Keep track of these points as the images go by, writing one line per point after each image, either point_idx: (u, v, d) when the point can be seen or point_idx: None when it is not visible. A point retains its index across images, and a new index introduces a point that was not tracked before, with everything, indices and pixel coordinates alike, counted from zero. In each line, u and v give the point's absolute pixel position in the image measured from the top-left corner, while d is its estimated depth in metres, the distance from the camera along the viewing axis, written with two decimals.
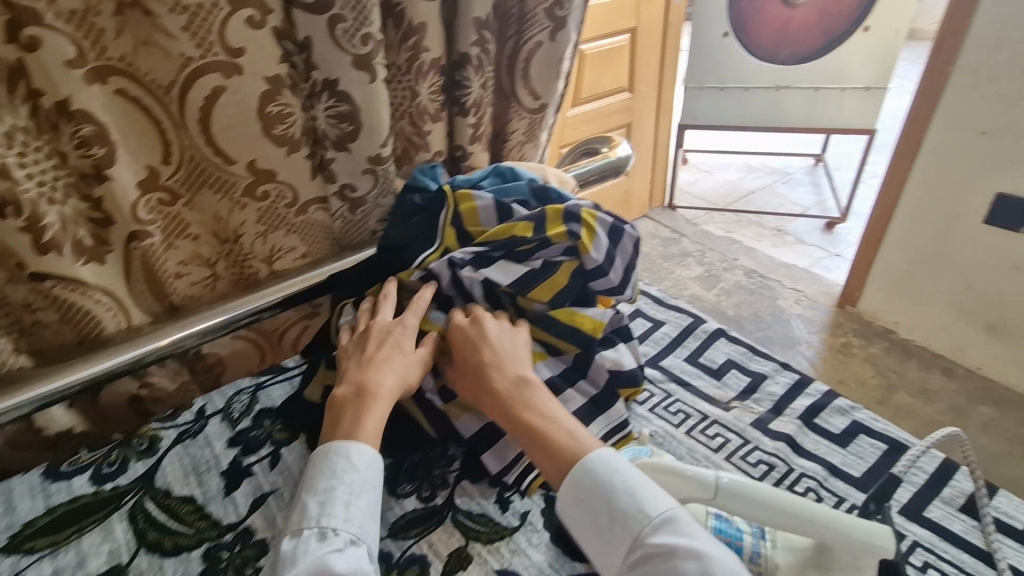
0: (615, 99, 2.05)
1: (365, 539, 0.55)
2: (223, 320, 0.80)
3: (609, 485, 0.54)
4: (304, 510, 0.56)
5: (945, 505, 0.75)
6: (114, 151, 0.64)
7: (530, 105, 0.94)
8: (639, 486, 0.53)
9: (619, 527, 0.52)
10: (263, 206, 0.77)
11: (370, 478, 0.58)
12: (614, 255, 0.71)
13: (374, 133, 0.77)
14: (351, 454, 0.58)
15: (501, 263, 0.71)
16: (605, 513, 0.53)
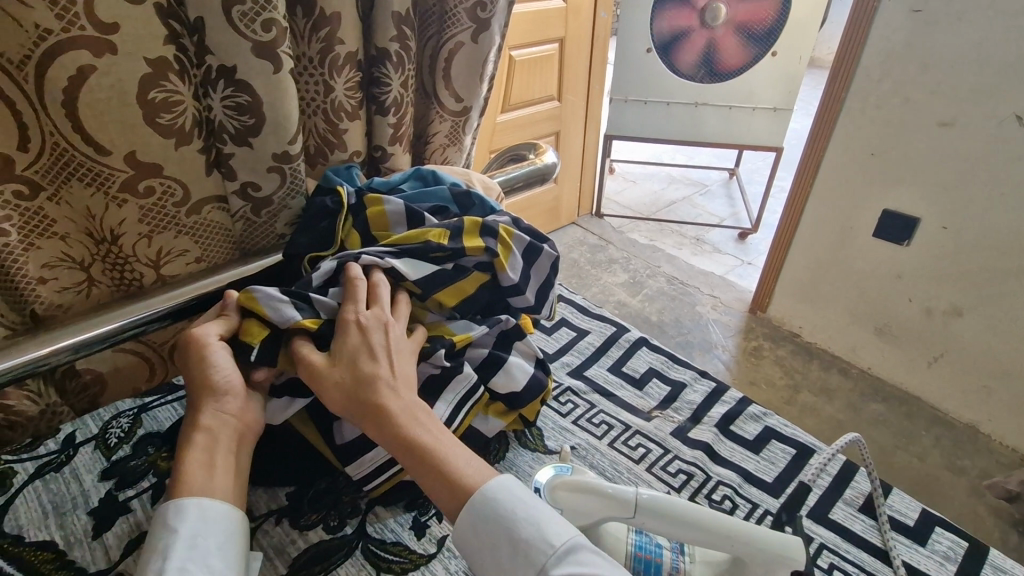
0: (543, 106, 2.06)
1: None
2: (92, 333, 0.67)
3: (510, 516, 0.51)
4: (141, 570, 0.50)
5: (847, 506, 0.79)
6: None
7: (453, 108, 0.90)
8: (541, 517, 0.51)
9: (520, 560, 0.50)
10: (148, 203, 0.68)
11: (197, 531, 0.52)
12: (529, 272, 0.73)
13: (279, 128, 0.70)
14: (167, 516, 0.53)
15: (403, 263, 0.67)
16: (504, 546, 0.51)
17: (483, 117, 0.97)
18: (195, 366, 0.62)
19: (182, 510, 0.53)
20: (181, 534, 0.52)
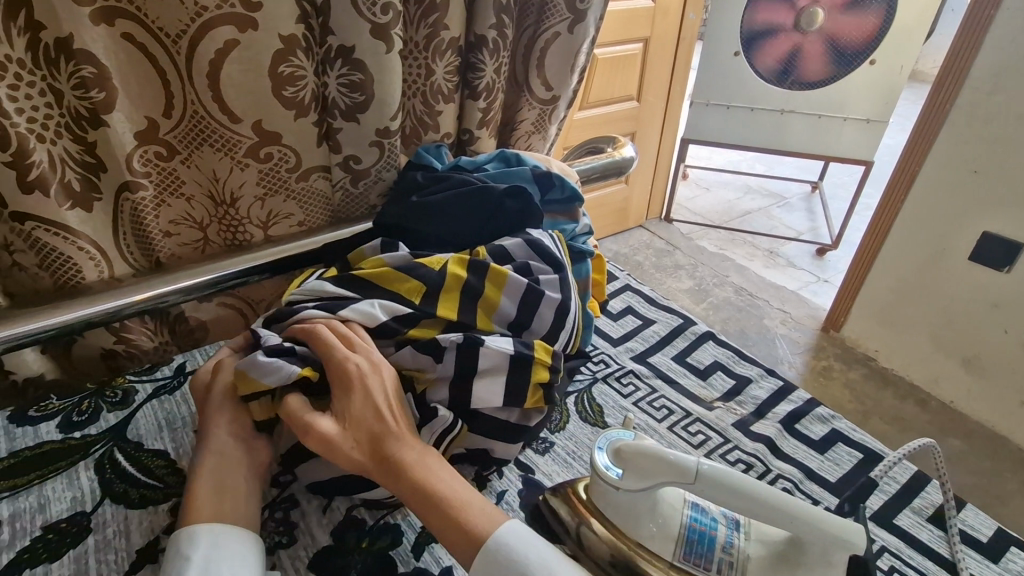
0: (621, 105, 2.06)
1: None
2: (207, 279, 0.76)
3: (521, 560, 0.49)
4: None
5: (915, 514, 0.73)
6: (115, 97, 0.63)
7: (540, 96, 0.94)
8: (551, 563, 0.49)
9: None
10: (265, 169, 0.75)
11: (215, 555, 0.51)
12: (520, 321, 0.66)
13: (384, 106, 0.76)
14: (181, 542, 0.52)
15: (361, 312, 0.62)
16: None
17: (568, 108, 1.00)
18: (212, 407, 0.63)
19: (197, 534, 0.53)
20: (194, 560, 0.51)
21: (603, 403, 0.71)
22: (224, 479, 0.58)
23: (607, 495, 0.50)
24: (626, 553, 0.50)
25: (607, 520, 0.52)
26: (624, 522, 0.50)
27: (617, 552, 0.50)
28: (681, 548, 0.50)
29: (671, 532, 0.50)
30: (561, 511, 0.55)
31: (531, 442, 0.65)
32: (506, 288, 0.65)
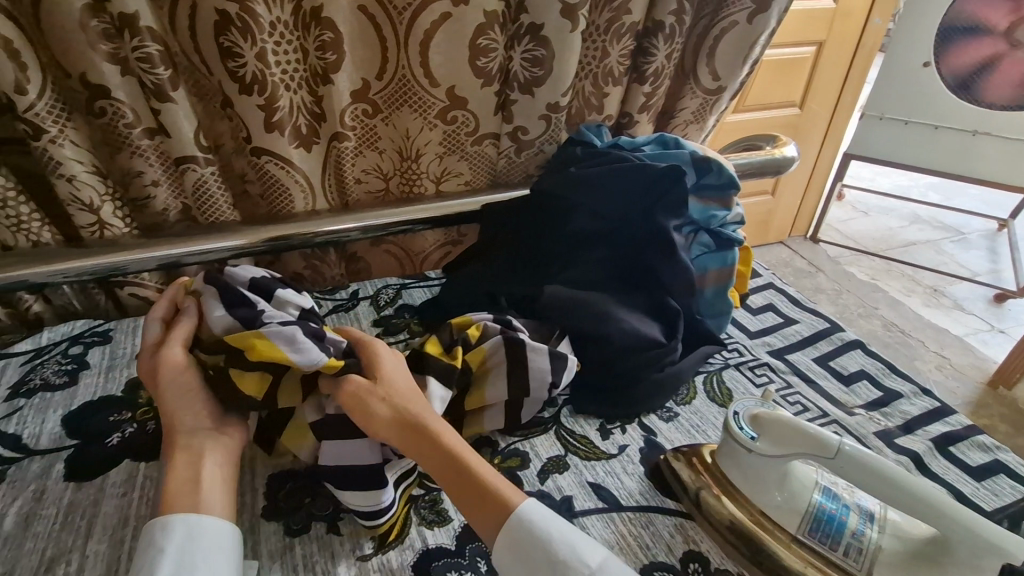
0: (781, 112, 1.94)
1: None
2: (385, 222, 0.88)
3: (550, 539, 0.48)
4: None
5: None
6: (341, 60, 0.74)
7: (706, 87, 0.94)
8: (578, 539, 0.48)
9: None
10: (449, 130, 0.86)
11: (194, 544, 0.46)
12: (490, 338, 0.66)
13: (559, 81, 0.83)
14: (151, 536, 0.46)
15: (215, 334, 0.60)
16: (540, 564, 0.47)
17: (731, 101, 1.00)
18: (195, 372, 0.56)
19: (172, 528, 0.47)
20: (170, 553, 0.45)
21: (733, 387, 0.71)
22: (204, 470, 0.51)
23: (739, 458, 0.52)
24: (748, 520, 0.51)
25: (734, 483, 0.53)
26: (751, 488, 0.52)
27: (742, 516, 0.51)
28: (807, 523, 0.50)
29: (800, 506, 0.50)
30: (684, 472, 0.57)
31: (656, 409, 0.68)
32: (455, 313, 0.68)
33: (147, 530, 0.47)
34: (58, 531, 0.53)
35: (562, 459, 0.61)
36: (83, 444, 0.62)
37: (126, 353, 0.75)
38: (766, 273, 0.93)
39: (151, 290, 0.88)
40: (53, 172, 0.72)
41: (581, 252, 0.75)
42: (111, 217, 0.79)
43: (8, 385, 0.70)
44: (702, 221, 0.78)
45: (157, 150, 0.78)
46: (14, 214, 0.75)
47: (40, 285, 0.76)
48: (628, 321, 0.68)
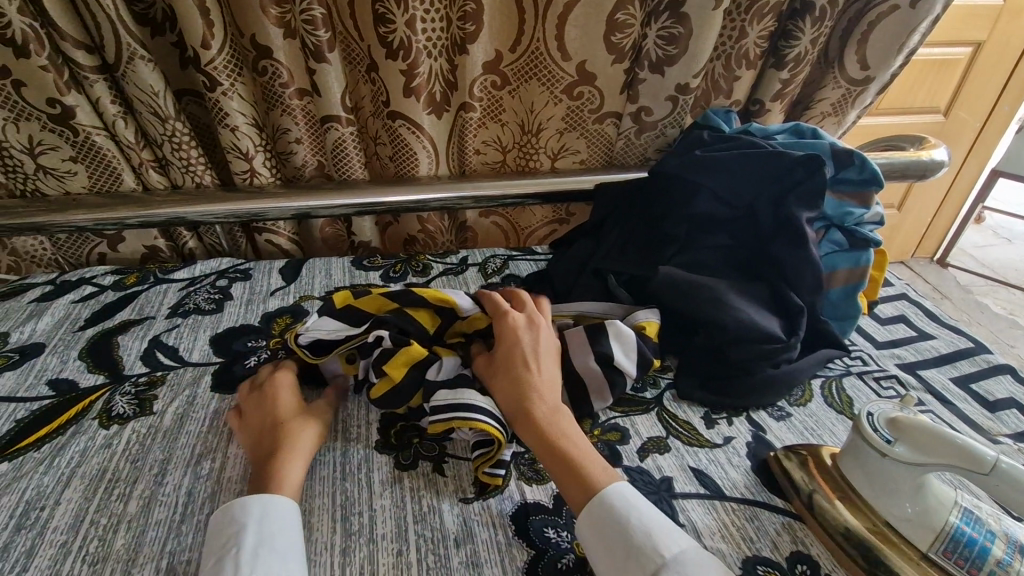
0: (922, 118, 1.75)
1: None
2: (499, 191, 0.90)
3: (624, 517, 0.45)
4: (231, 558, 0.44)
5: None
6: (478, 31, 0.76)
7: (852, 76, 0.88)
8: (652, 522, 0.45)
9: (630, 565, 0.43)
10: (573, 105, 0.87)
11: (270, 522, 0.46)
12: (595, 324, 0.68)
13: (693, 61, 0.80)
14: (231, 513, 0.47)
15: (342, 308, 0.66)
16: (616, 541, 0.45)
17: (877, 95, 0.92)
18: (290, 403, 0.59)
19: (247, 508, 0.47)
20: (248, 527, 0.45)
21: (854, 395, 0.67)
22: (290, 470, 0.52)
23: (868, 462, 0.49)
24: (871, 529, 0.48)
25: (857, 490, 0.51)
26: (878, 496, 0.49)
27: (863, 526, 0.48)
28: (943, 542, 0.46)
29: (935, 523, 0.46)
30: (797, 473, 0.54)
31: (767, 406, 0.65)
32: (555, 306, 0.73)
33: (223, 510, 0.47)
34: (204, 433, 0.60)
35: (663, 441, 0.60)
36: (228, 363, 0.70)
37: (263, 290, 0.84)
38: (899, 283, 0.89)
39: (283, 238, 0.96)
40: (220, 122, 0.81)
41: (698, 238, 0.73)
42: (261, 167, 0.88)
43: (167, 306, 0.80)
44: (836, 217, 0.72)
45: (304, 109, 0.85)
46: (185, 158, 0.84)
47: (197, 222, 0.86)
48: (747, 312, 0.65)
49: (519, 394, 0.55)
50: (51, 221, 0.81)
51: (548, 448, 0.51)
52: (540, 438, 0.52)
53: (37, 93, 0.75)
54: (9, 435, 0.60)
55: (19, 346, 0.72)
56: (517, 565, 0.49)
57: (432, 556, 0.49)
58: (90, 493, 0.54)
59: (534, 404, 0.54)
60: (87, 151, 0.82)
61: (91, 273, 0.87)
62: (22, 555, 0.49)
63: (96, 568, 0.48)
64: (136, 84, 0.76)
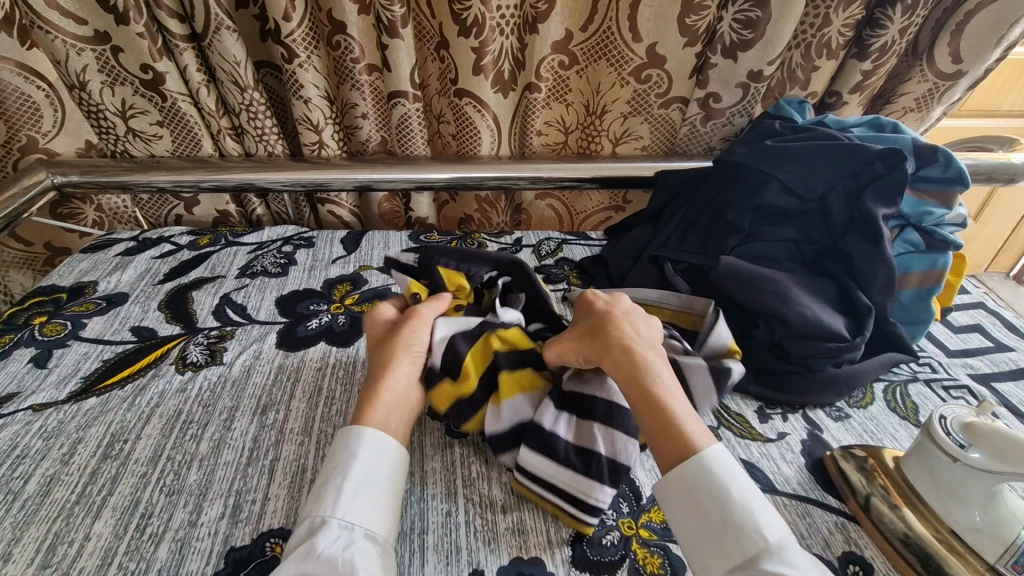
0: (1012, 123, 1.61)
1: (362, 525, 0.45)
2: (557, 174, 0.90)
3: (725, 492, 0.45)
4: (324, 493, 0.46)
5: None
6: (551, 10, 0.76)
7: (942, 70, 0.83)
8: (755, 504, 0.45)
9: (725, 546, 0.43)
10: (639, 89, 0.86)
11: (366, 461, 0.48)
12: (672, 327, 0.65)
13: (769, 47, 0.78)
14: (346, 439, 0.50)
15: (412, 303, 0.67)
16: (713, 510, 0.44)
17: (967, 91, 0.87)
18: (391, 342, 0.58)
19: (362, 438, 0.49)
20: (354, 460, 0.48)
21: (919, 402, 0.64)
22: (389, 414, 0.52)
23: (936, 466, 0.48)
24: (931, 534, 0.47)
25: (922, 495, 0.49)
26: (943, 502, 0.47)
27: (925, 533, 0.47)
28: (1012, 556, 0.44)
29: (1005, 535, 0.44)
30: (854, 474, 0.53)
31: (825, 405, 0.63)
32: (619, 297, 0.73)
33: (341, 432, 0.51)
34: (269, 385, 0.64)
35: (714, 430, 0.60)
36: (292, 323, 0.73)
37: (325, 257, 0.87)
38: (977, 291, 0.85)
39: (344, 210, 1.00)
40: (294, 93, 0.84)
41: (763, 230, 0.72)
42: (329, 140, 0.91)
43: (237, 267, 0.84)
44: (913, 216, 0.69)
45: (372, 85, 0.87)
46: (260, 127, 0.88)
47: (266, 189, 0.90)
48: (809, 308, 0.64)
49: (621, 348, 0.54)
50: (137, 180, 0.87)
51: (651, 405, 0.50)
52: (640, 397, 0.50)
53: (132, 59, 0.80)
54: (97, 373, 0.65)
55: (105, 294, 0.78)
56: (563, 537, 0.50)
57: (480, 520, 0.51)
58: (167, 431, 0.58)
59: (626, 365, 0.52)
60: (172, 116, 0.87)
61: (169, 232, 0.92)
62: (108, 481, 0.53)
63: (171, 499, 0.52)
64: (220, 54, 0.80)
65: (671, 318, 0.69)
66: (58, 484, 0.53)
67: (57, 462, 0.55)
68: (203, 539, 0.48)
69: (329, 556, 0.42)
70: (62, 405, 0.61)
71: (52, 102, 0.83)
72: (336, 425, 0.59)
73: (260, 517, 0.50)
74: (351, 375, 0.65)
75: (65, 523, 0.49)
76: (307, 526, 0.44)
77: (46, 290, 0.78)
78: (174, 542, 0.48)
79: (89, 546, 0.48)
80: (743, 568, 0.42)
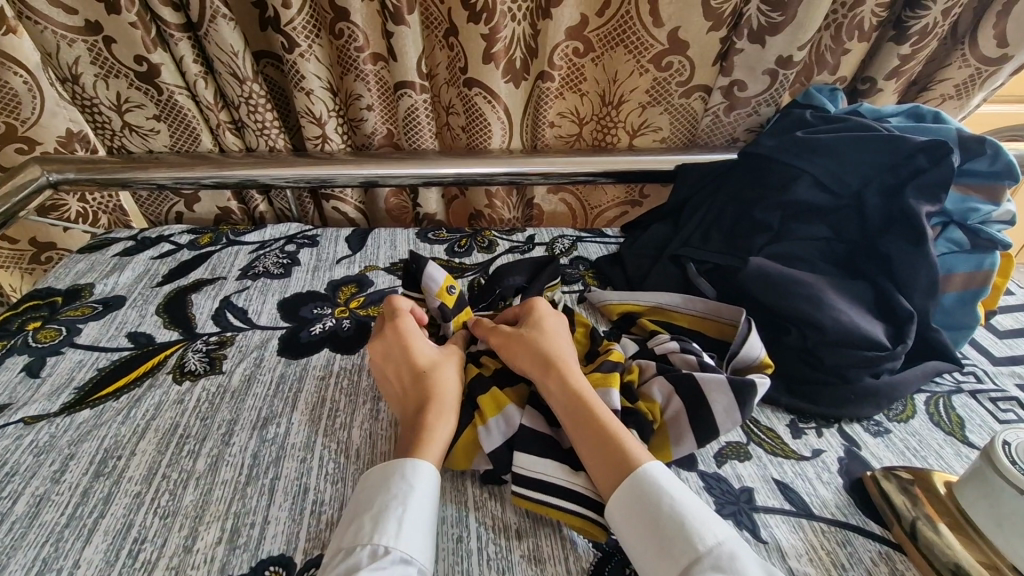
0: None
1: (418, 562, 0.42)
2: (572, 169, 0.86)
3: (654, 500, 0.43)
4: (377, 522, 0.43)
5: None
6: None
7: (986, 54, 0.77)
8: (688, 509, 0.42)
9: (661, 556, 0.41)
10: (659, 77, 0.81)
11: (430, 497, 0.46)
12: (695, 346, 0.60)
13: (801, 31, 0.72)
14: (407, 467, 0.47)
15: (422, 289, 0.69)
16: (649, 525, 0.42)
17: (1012, 76, 0.81)
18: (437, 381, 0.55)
19: (422, 469, 0.47)
20: (417, 489, 0.45)
21: (965, 416, 0.59)
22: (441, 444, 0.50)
23: (998, 496, 0.43)
24: (989, 571, 0.42)
25: (979, 527, 0.45)
26: (1006, 537, 0.43)
27: (982, 568, 0.43)
28: None
29: None
30: (899, 499, 0.48)
31: (861, 418, 0.59)
32: (636, 299, 0.69)
33: (394, 462, 0.47)
34: (270, 396, 0.60)
35: (743, 447, 0.56)
36: (294, 328, 0.70)
37: (329, 257, 0.83)
38: (1021, 292, 0.79)
39: (349, 207, 0.96)
40: (296, 85, 0.80)
41: (793, 229, 0.67)
42: (332, 134, 0.87)
43: (238, 268, 0.81)
44: (956, 213, 0.65)
45: (377, 76, 0.83)
46: (260, 121, 0.85)
47: (268, 185, 0.86)
48: (846, 314, 0.59)
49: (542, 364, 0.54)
50: (135, 177, 0.83)
51: (575, 416, 0.50)
52: (573, 411, 0.50)
53: (125, 50, 0.76)
54: (91, 382, 0.62)
55: (102, 297, 0.75)
56: (583, 566, 0.46)
57: (493, 546, 0.47)
58: (163, 447, 0.55)
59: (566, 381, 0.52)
60: (168, 110, 0.83)
61: (169, 231, 0.89)
62: (100, 501, 0.50)
63: (166, 522, 0.49)
64: (216, 44, 0.76)
65: (695, 324, 0.65)
66: (48, 504, 0.50)
67: (47, 481, 0.52)
68: (198, 567, 0.45)
69: None
70: (54, 418, 0.58)
71: (30, 88, 0.78)
72: (340, 440, 0.56)
73: (259, 543, 0.47)
74: (355, 385, 0.62)
75: (54, 548, 0.47)
76: (362, 556, 0.41)
77: (41, 294, 0.75)
78: (167, 570, 0.45)
79: (78, 574, 0.45)
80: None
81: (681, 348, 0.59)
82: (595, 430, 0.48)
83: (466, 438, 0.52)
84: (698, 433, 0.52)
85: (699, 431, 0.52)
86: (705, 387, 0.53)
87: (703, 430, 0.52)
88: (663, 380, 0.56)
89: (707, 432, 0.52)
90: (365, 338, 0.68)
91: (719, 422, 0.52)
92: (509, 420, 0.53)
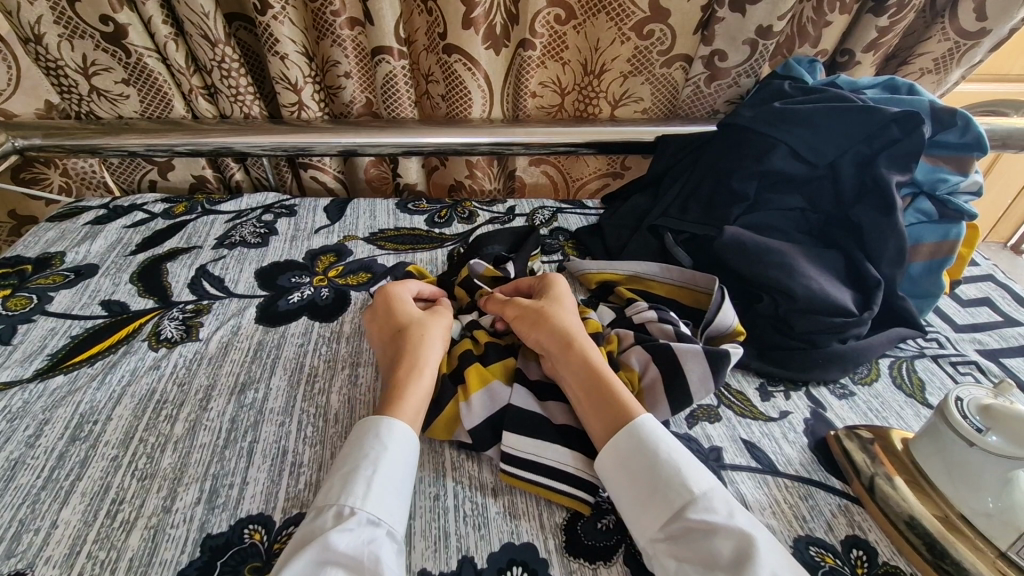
0: None
1: (387, 522, 0.42)
2: (552, 139, 0.85)
3: (651, 450, 0.46)
4: (345, 485, 0.44)
5: None
6: None
7: (962, 27, 0.77)
8: (681, 458, 0.45)
9: (657, 499, 0.43)
10: (641, 46, 0.81)
11: (402, 459, 0.46)
12: (671, 316, 0.61)
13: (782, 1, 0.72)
14: (380, 430, 0.47)
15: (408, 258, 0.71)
16: (645, 471, 0.45)
17: (988, 51, 0.82)
18: (410, 341, 0.55)
19: (393, 431, 0.47)
20: (389, 452, 0.46)
21: (926, 379, 0.62)
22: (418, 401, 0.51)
23: (950, 449, 0.46)
24: (938, 518, 0.45)
25: (931, 479, 0.47)
26: (956, 487, 0.45)
27: (932, 516, 0.45)
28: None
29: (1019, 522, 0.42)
30: (859, 455, 0.51)
31: (828, 381, 0.61)
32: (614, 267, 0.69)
33: (369, 421, 0.48)
34: (248, 362, 0.60)
35: (714, 409, 0.57)
36: (272, 296, 0.70)
37: (307, 227, 0.82)
38: (986, 263, 0.82)
39: (328, 176, 0.95)
40: (270, 49, 0.78)
41: (768, 199, 0.68)
42: (309, 101, 0.85)
43: (214, 237, 0.79)
44: (926, 183, 0.66)
45: (354, 41, 0.81)
46: (233, 86, 0.82)
47: (243, 154, 0.84)
48: (816, 281, 0.61)
49: (554, 333, 0.55)
50: (104, 144, 0.81)
51: (585, 379, 0.51)
52: (582, 374, 0.52)
53: (90, 9, 0.73)
54: (64, 350, 0.61)
55: (74, 266, 0.74)
56: (557, 521, 0.48)
57: (470, 504, 0.48)
58: (140, 413, 0.55)
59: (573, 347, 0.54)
60: (138, 74, 0.81)
61: (142, 200, 0.87)
62: (76, 465, 0.50)
63: (144, 484, 0.49)
64: (186, 5, 0.73)
65: (673, 293, 0.66)
66: (24, 468, 0.50)
67: (22, 445, 0.51)
68: (178, 527, 0.46)
69: (353, 551, 0.40)
70: (27, 384, 0.57)
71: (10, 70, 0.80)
72: (319, 404, 0.57)
73: (238, 503, 0.48)
74: (334, 353, 0.62)
75: (30, 510, 0.47)
76: (328, 515, 0.42)
77: (10, 262, 0.73)
78: (146, 530, 0.46)
79: (56, 535, 0.45)
80: (674, 522, 0.42)
81: (659, 318, 0.60)
82: (599, 395, 0.50)
83: (449, 412, 0.53)
84: (671, 398, 0.53)
85: (673, 399, 0.53)
86: (680, 357, 0.54)
87: (677, 397, 0.53)
88: (640, 350, 0.56)
89: (680, 398, 0.53)
90: (342, 308, 0.68)
91: (691, 388, 0.53)
92: (495, 395, 0.54)
